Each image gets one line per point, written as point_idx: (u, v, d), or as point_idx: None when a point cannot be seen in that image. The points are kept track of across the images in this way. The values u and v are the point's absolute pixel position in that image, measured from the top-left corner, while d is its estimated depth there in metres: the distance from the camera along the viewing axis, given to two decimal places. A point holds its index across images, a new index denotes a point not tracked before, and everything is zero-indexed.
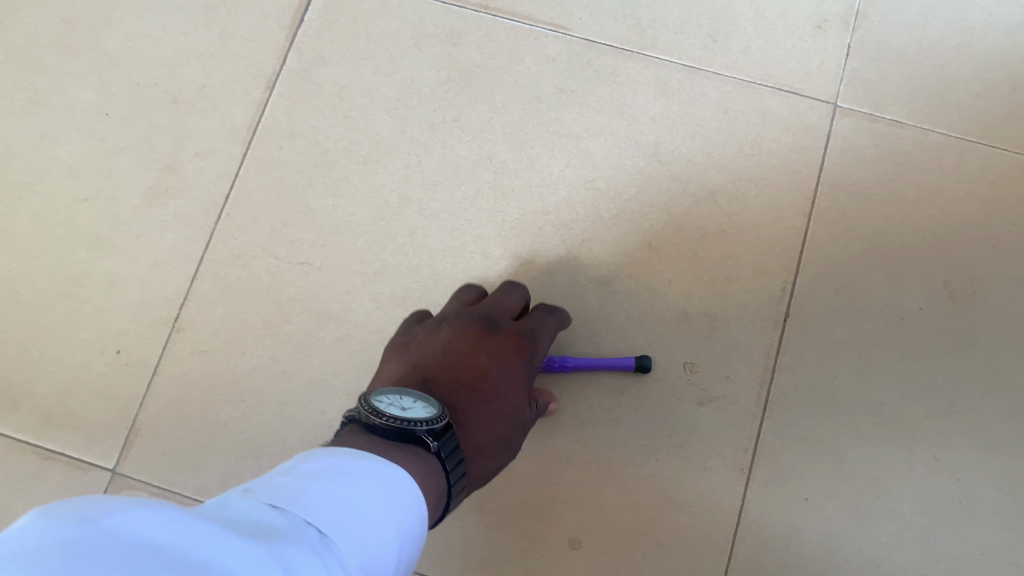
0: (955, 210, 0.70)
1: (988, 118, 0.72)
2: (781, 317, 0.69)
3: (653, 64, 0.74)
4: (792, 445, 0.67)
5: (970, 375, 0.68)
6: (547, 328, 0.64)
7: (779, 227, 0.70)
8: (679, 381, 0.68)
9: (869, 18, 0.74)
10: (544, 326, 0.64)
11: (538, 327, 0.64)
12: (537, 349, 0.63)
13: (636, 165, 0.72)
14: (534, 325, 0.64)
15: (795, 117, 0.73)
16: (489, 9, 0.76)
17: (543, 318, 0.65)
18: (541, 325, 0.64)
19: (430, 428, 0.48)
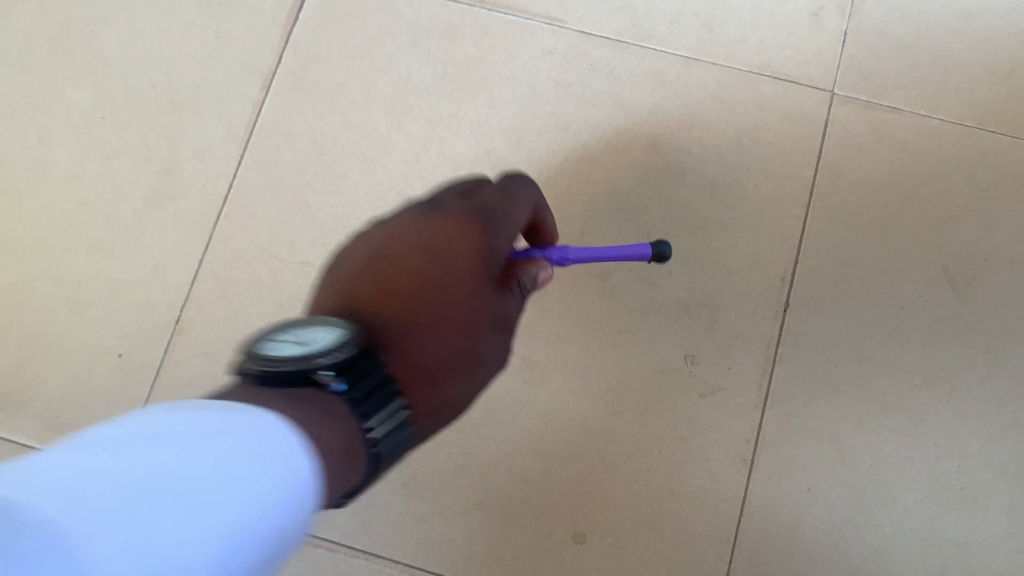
0: (954, 197, 0.70)
1: (987, 104, 0.72)
2: (782, 308, 0.69)
3: (650, 54, 0.74)
4: (794, 435, 0.67)
5: (971, 362, 0.67)
6: (501, 200, 0.52)
7: (779, 217, 0.70)
8: (681, 373, 0.68)
9: (865, 5, 0.74)
10: (504, 198, 0.52)
11: (493, 203, 0.52)
12: (493, 229, 0.51)
13: (634, 157, 0.72)
14: (487, 203, 0.52)
15: (793, 105, 0.72)
16: (485, 3, 0.75)
17: (507, 192, 0.53)
18: (495, 205, 0.52)
19: (334, 361, 0.38)
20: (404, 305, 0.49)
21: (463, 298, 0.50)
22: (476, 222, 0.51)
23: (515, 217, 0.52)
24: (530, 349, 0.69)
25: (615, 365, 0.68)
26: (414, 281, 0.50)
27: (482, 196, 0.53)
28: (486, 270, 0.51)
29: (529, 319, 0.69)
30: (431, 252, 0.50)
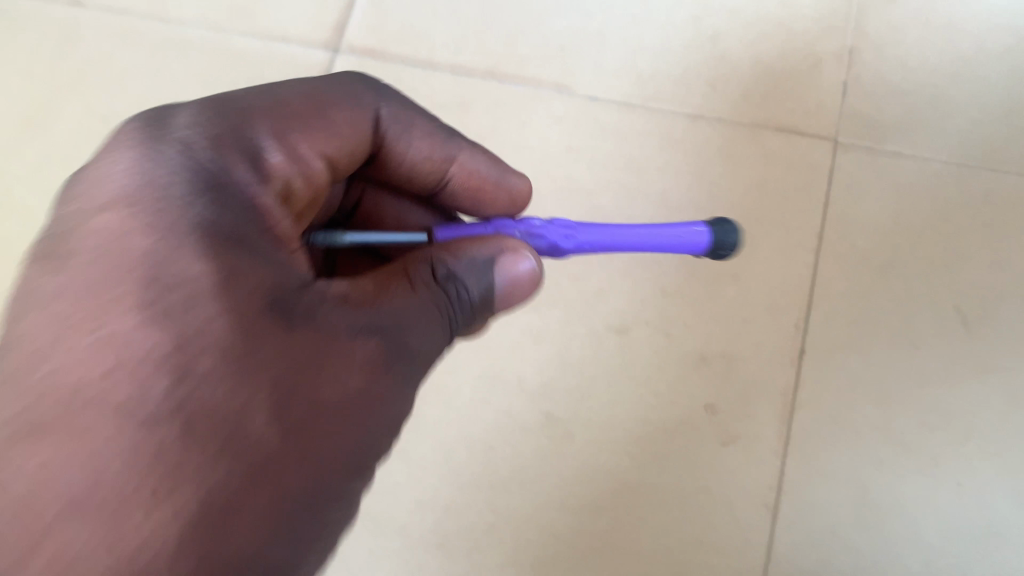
0: (958, 237, 0.73)
1: (986, 145, 0.74)
2: (797, 354, 0.70)
3: (657, 114, 0.76)
4: (817, 478, 0.68)
5: (986, 398, 0.69)
6: (226, 140, 0.43)
7: (791, 264, 0.72)
8: (702, 423, 0.70)
9: (862, 55, 0.77)
10: (275, 132, 0.46)
11: (248, 133, 0.45)
12: (238, 165, 0.43)
13: (646, 214, 0.74)
14: (223, 140, 0.43)
15: (798, 155, 0.75)
16: (496, 75, 0.78)
17: (275, 109, 0.47)
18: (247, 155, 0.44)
19: None
20: (125, 311, 0.36)
21: (232, 269, 0.39)
22: (189, 173, 0.41)
23: (266, 153, 0.45)
24: (554, 406, 0.71)
25: (638, 418, 0.71)
26: (98, 300, 0.36)
27: (196, 147, 0.42)
28: (263, 227, 0.42)
29: (551, 376, 0.72)
30: (158, 222, 0.39)
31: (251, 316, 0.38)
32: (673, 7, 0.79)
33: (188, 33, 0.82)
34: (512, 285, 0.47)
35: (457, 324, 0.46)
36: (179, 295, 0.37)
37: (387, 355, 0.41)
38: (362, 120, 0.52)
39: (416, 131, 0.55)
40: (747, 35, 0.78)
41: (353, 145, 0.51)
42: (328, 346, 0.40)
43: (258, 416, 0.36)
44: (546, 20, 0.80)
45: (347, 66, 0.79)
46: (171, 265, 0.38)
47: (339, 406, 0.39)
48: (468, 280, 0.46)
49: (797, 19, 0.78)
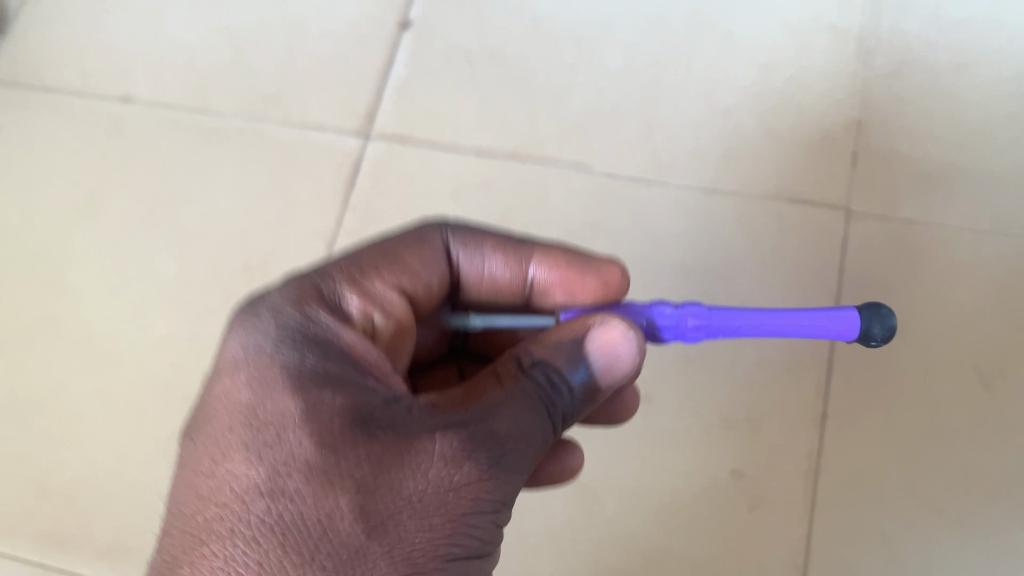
0: (974, 299, 0.74)
1: (997, 208, 0.76)
2: (819, 416, 0.72)
3: (672, 187, 0.80)
4: (843, 541, 0.69)
5: (1011, 457, 0.70)
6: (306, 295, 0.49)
7: (809, 328, 0.74)
8: (729, 486, 0.71)
9: (870, 125, 0.81)
10: (353, 284, 0.51)
11: (329, 290, 0.50)
12: (320, 314, 0.48)
13: (665, 283, 0.77)
14: (306, 301, 0.48)
15: (812, 222, 0.77)
16: (517, 155, 0.83)
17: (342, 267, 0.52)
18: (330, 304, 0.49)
19: None
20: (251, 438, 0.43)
21: (322, 396, 0.43)
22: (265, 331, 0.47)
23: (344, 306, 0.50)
24: (582, 472, 0.73)
25: (665, 484, 0.72)
26: (224, 443, 0.43)
27: (287, 309, 0.48)
28: (354, 362, 0.46)
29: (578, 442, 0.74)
30: (264, 375, 0.44)
31: (351, 427, 0.42)
32: (685, 87, 0.84)
33: (228, 125, 0.87)
34: (610, 360, 0.47)
35: (567, 409, 0.46)
36: (291, 432, 0.42)
37: (484, 438, 0.43)
38: (432, 255, 0.55)
39: (489, 250, 0.56)
40: (757, 110, 0.82)
41: (428, 278, 0.55)
42: (424, 437, 0.42)
43: (376, 499, 0.40)
44: (565, 102, 0.84)
45: (377, 150, 0.84)
46: (277, 409, 0.43)
47: (448, 486, 0.41)
48: (557, 366, 0.46)
49: (805, 94, 0.82)
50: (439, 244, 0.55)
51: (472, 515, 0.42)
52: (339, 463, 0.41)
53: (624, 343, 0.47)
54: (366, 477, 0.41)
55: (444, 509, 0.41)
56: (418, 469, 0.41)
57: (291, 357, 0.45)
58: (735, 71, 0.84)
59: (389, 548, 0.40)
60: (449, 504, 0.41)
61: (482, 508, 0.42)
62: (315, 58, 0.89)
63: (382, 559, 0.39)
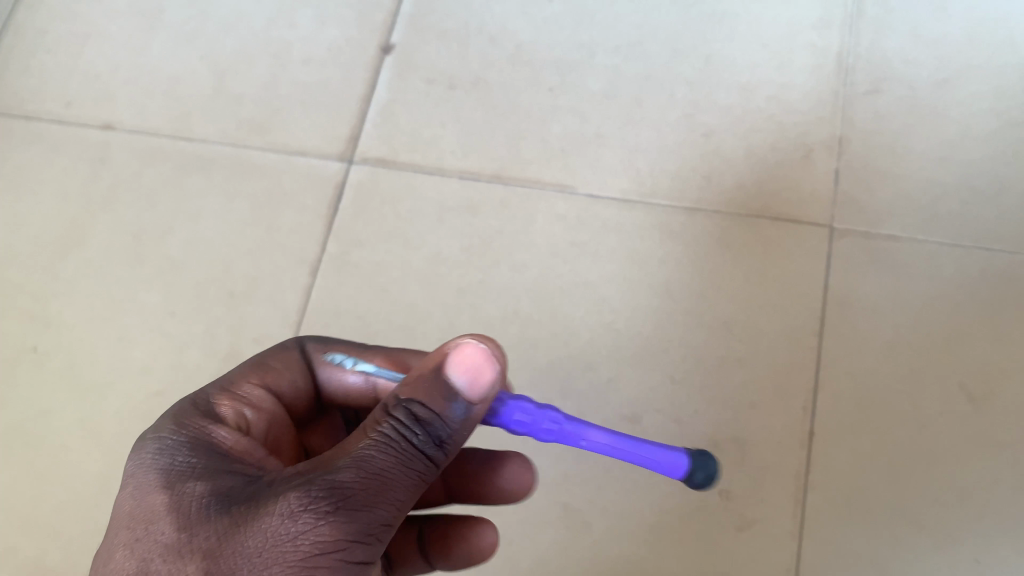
0: (958, 316, 0.74)
1: (980, 224, 0.77)
2: (806, 436, 0.72)
3: (656, 208, 0.80)
4: (833, 561, 0.69)
5: (999, 474, 0.70)
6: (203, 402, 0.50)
7: (795, 349, 0.74)
8: (717, 508, 0.71)
9: (852, 143, 0.81)
10: (223, 392, 0.52)
11: (206, 400, 0.51)
12: (194, 418, 0.49)
13: (651, 305, 0.77)
14: (186, 411, 0.49)
15: (795, 242, 0.77)
16: (501, 178, 0.82)
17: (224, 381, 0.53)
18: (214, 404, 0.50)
19: None
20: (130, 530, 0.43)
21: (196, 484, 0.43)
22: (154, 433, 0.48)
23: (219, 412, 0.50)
24: (570, 496, 0.72)
25: (653, 506, 0.71)
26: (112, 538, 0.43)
27: (167, 422, 0.48)
28: (227, 454, 0.46)
29: (566, 467, 0.73)
30: (138, 478, 0.45)
31: (208, 508, 0.42)
32: (666, 108, 0.84)
33: (211, 152, 0.87)
34: (471, 385, 0.44)
35: (427, 446, 0.44)
36: (157, 524, 0.42)
37: (327, 485, 0.41)
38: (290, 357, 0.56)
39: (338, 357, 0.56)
40: (739, 130, 0.82)
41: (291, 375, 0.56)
42: (269, 497, 0.41)
43: (221, 564, 0.40)
44: (547, 125, 0.84)
45: (360, 175, 0.84)
46: (146, 505, 0.43)
47: (291, 538, 0.40)
48: (417, 403, 0.45)
49: (786, 113, 0.82)
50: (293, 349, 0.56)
51: (323, 557, 0.40)
52: (191, 539, 0.41)
53: (479, 360, 0.44)
54: (215, 545, 0.40)
55: (292, 555, 0.40)
56: (260, 528, 0.40)
57: (166, 458, 0.46)
58: (716, 92, 0.84)
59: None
60: (293, 556, 0.40)
61: (332, 549, 0.40)
62: (298, 85, 0.89)
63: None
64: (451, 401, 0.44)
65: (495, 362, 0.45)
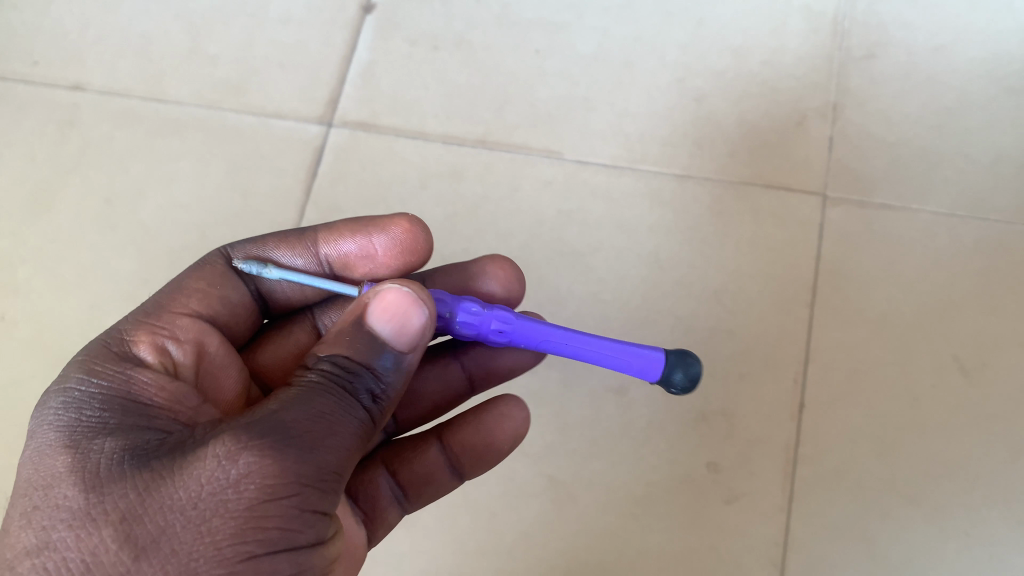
0: (951, 287, 0.73)
1: (976, 193, 0.75)
2: (797, 409, 0.70)
3: (645, 175, 0.78)
4: (822, 534, 0.68)
5: (990, 447, 0.69)
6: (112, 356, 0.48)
7: (785, 319, 0.73)
8: (705, 481, 0.69)
9: (846, 110, 0.79)
10: (139, 325, 0.49)
11: (118, 351, 0.48)
12: (105, 364, 0.46)
13: (640, 274, 0.75)
14: (98, 365, 0.46)
15: (788, 210, 0.75)
16: (486, 143, 0.80)
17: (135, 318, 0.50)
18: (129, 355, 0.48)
19: None
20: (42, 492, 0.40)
21: (114, 443, 0.41)
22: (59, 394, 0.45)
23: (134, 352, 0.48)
24: (555, 468, 0.71)
25: (640, 479, 0.70)
26: (22, 503, 0.40)
27: (71, 376, 0.46)
28: (144, 407, 0.45)
29: (552, 439, 0.71)
30: (46, 441, 0.42)
31: (122, 466, 0.40)
32: (658, 72, 0.81)
33: (186, 114, 0.84)
34: (398, 330, 0.46)
35: (362, 395, 0.44)
36: (69, 487, 0.40)
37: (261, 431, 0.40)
38: (217, 272, 0.55)
39: (273, 247, 0.56)
40: (731, 95, 0.80)
41: (219, 297, 0.54)
42: (195, 449, 0.40)
43: (147, 521, 0.38)
44: (534, 89, 0.82)
45: (339, 139, 0.81)
46: (50, 468, 0.41)
47: (227, 486, 0.39)
48: (344, 356, 0.45)
49: (779, 78, 0.80)
50: (221, 259, 0.55)
51: (265, 502, 0.39)
52: (105, 500, 0.39)
53: (405, 304, 0.46)
54: (136, 502, 0.39)
55: (229, 502, 0.39)
56: (187, 479, 0.39)
57: (74, 415, 0.43)
58: (708, 57, 0.81)
59: (171, 556, 0.37)
60: (231, 505, 0.39)
61: (274, 494, 0.39)
62: (275, 46, 0.86)
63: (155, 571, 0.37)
64: (380, 350, 0.45)
65: (421, 304, 0.46)
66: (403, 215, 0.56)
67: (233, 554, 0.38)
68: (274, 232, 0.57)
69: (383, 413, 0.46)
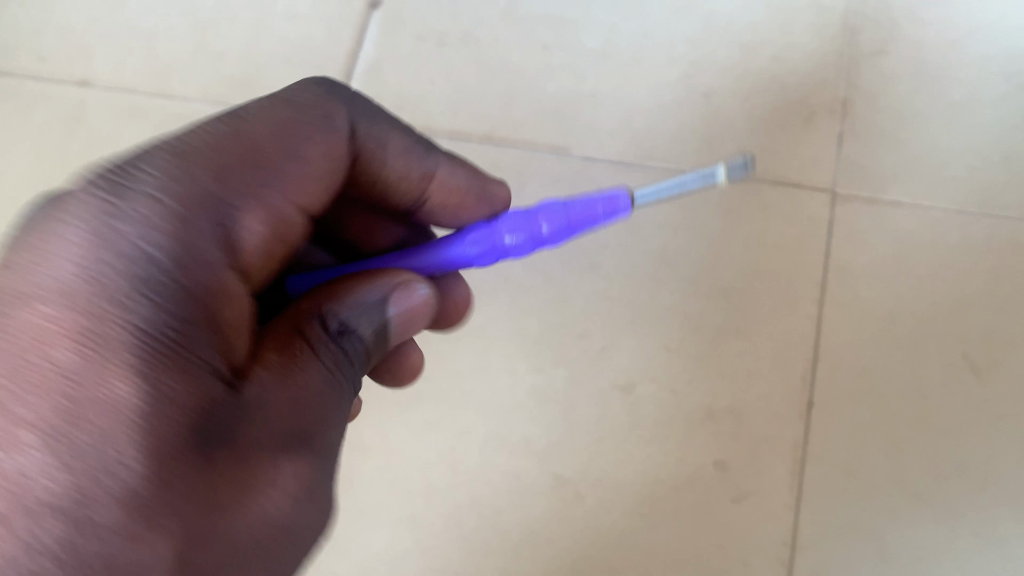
0: (963, 283, 0.72)
1: (987, 191, 0.74)
2: (805, 407, 0.70)
3: (652, 171, 0.77)
4: (830, 534, 0.67)
5: (1000, 445, 0.68)
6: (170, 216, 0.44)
7: (794, 317, 0.72)
8: (713, 480, 0.69)
9: (856, 106, 0.78)
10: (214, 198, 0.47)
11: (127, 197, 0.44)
12: (127, 229, 0.43)
13: (646, 270, 0.74)
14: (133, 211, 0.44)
15: (796, 207, 0.75)
16: (492, 139, 0.79)
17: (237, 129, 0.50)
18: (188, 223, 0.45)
19: None
20: (66, 368, 0.39)
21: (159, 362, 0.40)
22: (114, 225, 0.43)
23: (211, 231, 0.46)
24: (561, 466, 0.70)
25: (647, 476, 0.70)
26: (42, 361, 0.39)
27: (144, 227, 0.44)
28: (219, 322, 0.44)
29: (558, 438, 0.71)
30: (74, 300, 0.41)
31: (190, 438, 0.40)
32: (665, 67, 0.81)
33: (192, 110, 0.83)
34: (410, 314, 0.50)
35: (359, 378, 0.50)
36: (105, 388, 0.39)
37: (309, 462, 0.44)
38: (333, 139, 0.55)
39: (394, 145, 0.59)
40: (740, 90, 0.79)
41: (326, 178, 0.55)
42: (258, 468, 0.42)
43: (200, 548, 0.40)
44: (541, 84, 0.81)
45: None
46: (107, 365, 0.39)
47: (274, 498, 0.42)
48: (360, 326, 0.49)
49: (789, 74, 0.80)
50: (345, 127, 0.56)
51: (298, 553, 0.45)
52: (161, 500, 0.39)
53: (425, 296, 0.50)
54: (197, 515, 0.40)
55: (281, 554, 0.43)
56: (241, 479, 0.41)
57: (143, 275, 0.42)
58: (717, 51, 0.81)
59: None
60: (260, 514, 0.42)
61: (303, 547, 0.45)
62: (282, 41, 0.85)
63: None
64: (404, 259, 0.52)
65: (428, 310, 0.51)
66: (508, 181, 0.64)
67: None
68: (398, 126, 0.59)
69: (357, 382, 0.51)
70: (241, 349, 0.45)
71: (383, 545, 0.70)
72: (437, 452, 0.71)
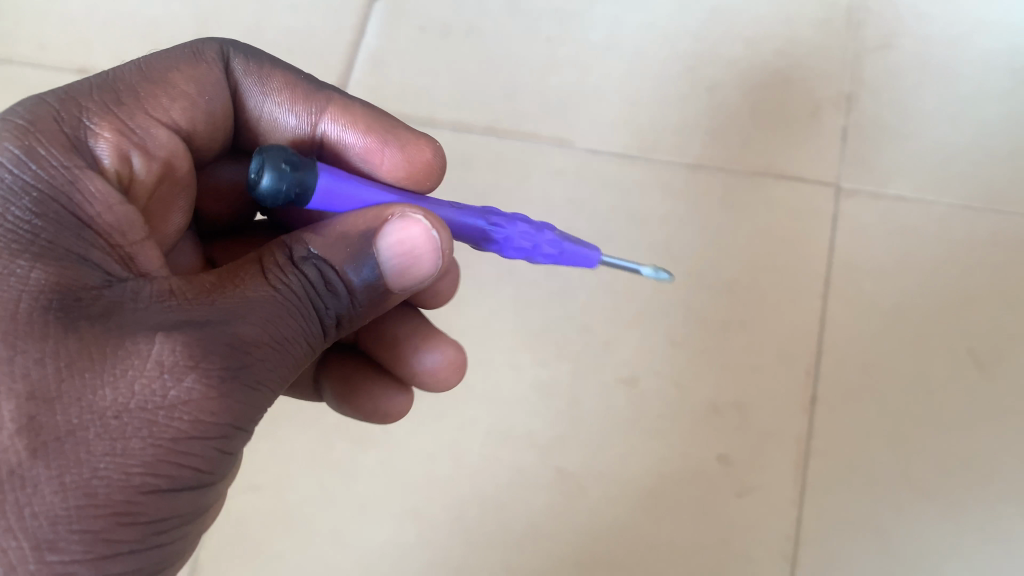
0: (968, 278, 0.72)
1: (992, 185, 0.74)
2: (809, 402, 0.70)
3: (656, 164, 0.77)
4: (834, 529, 0.67)
5: (1005, 441, 0.68)
6: (40, 129, 0.45)
7: (798, 312, 0.72)
8: (717, 474, 0.69)
9: (861, 100, 0.78)
10: (104, 115, 0.48)
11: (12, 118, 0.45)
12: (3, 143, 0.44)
13: (651, 264, 0.74)
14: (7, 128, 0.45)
15: (801, 202, 0.75)
16: (496, 130, 0.79)
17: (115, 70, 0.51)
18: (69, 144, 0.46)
19: None
20: None
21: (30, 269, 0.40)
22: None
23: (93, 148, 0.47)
24: (565, 460, 0.70)
25: (650, 470, 0.69)
26: None
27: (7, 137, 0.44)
28: (80, 218, 0.44)
29: (561, 431, 0.71)
30: None
31: (45, 313, 0.39)
32: (670, 60, 0.81)
33: None
34: (406, 250, 0.45)
35: (324, 316, 0.46)
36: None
37: (202, 341, 0.40)
38: (210, 74, 0.53)
39: (277, 87, 0.56)
40: (744, 84, 0.79)
41: (203, 109, 0.53)
42: (128, 339, 0.39)
43: (56, 410, 0.37)
44: (544, 77, 0.81)
45: None
46: None
47: (175, 406, 0.39)
48: (334, 261, 0.46)
49: (794, 68, 0.79)
50: (217, 62, 0.54)
51: (196, 440, 0.39)
52: (13, 359, 0.37)
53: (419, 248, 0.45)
54: (52, 376, 0.37)
55: (168, 433, 0.38)
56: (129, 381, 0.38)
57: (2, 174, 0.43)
58: (722, 45, 0.81)
59: (74, 463, 0.37)
60: (160, 426, 0.38)
61: (201, 433, 0.39)
62: (284, 31, 0.85)
63: (50, 482, 0.36)
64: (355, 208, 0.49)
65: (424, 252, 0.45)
66: (428, 139, 0.59)
67: (98, 531, 0.37)
68: (285, 70, 0.57)
69: (335, 332, 0.48)
70: (120, 248, 0.45)
71: (384, 540, 0.69)
72: (440, 445, 0.71)
